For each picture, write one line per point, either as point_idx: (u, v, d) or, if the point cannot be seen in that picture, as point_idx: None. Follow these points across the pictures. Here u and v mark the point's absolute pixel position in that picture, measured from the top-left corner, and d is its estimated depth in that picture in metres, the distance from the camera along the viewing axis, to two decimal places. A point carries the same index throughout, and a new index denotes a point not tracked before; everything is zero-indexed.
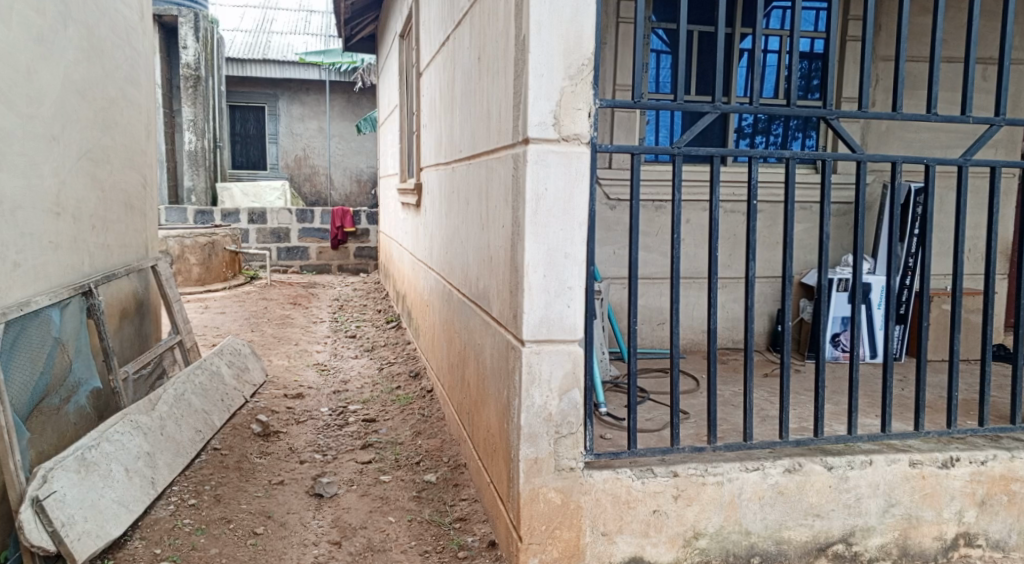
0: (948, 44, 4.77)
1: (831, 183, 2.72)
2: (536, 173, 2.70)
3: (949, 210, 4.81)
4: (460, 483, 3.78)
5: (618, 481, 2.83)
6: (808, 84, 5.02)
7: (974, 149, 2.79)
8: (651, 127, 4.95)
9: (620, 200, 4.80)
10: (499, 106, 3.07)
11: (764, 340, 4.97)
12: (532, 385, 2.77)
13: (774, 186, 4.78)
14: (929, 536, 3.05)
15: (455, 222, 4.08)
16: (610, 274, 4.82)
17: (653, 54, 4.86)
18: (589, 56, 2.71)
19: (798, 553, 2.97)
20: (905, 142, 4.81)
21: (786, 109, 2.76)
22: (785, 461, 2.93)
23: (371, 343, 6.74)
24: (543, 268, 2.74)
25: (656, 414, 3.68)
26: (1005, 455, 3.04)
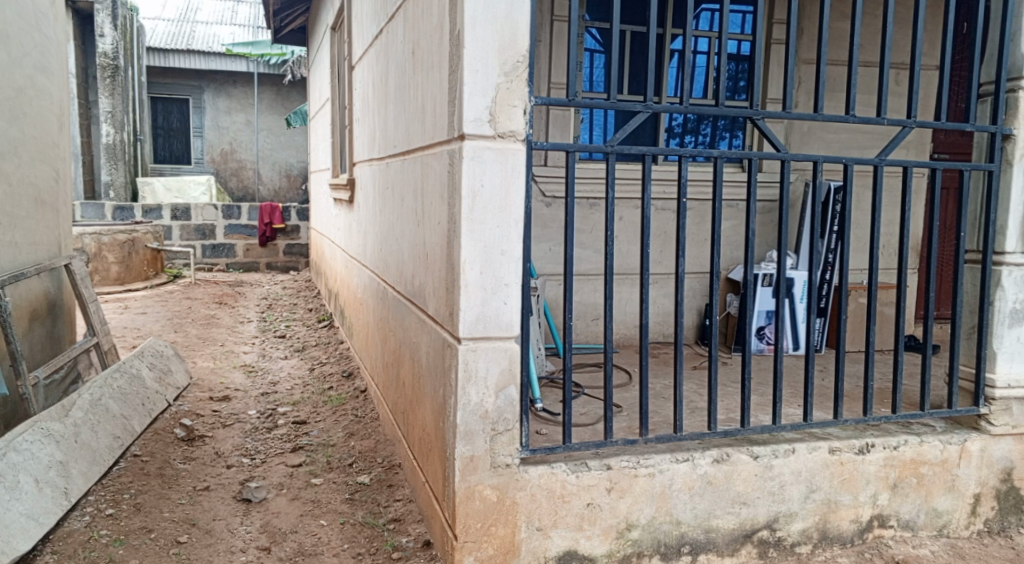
0: (865, 49, 5.01)
1: (757, 180, 2.81)
2: (472, 169, 2.69)
3: (865, 208, 5.04)
4: (395, 484, 3.74)
5: (553, 476, 2.86)
6: (734, 85, 5.18)
7: (889, 150, 2.93)
8: (585, 126, 5.02)
9: (556, 197, 4.84)
10: (434, 101, 3.05)
11: (693, 334, 5.11)
12: (468, 382, 2.77)
13: (702, 184, 4.92)
14: (847, 520, 3.20)
15: (390, 218, 4.03)
16: (547, 270, 4.87)
17: (587, 53, 4.92)
18: (525, 53, 2.72)
19: (725, 540, 3.07)
20: (824, 142, 5.02)
21: (715, 109, 2.84)
22: (713, 452, 3.03)
23: (302, 343, 6.58)
24: (480, 265, 2.74)
25: (591, 408, 3.73)
26: (915, 440, 3.22)
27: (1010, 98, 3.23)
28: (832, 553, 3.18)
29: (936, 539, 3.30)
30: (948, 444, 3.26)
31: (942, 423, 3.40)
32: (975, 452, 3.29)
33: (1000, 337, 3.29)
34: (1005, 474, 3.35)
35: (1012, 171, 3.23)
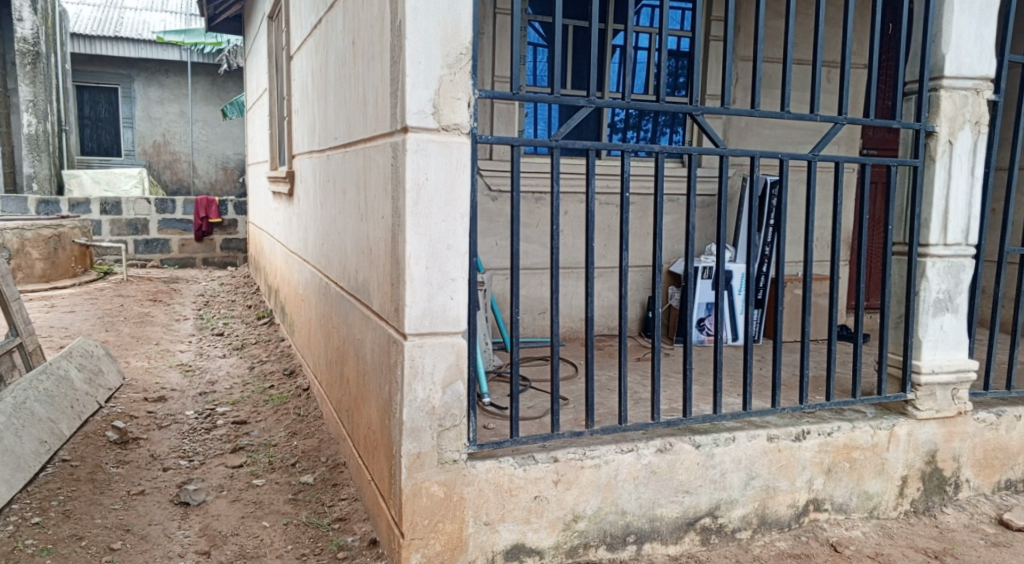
0: (799, 47, 5.15)
1: (697, 175, 2.86)
2: (416, 162, 2.66)
3: (800, 202, 5.20)
4: (340, 483, 3.68)
5: (500, 470, 2.86)
6: (674, 81, 5.26)
7: (822, 145, 3.02)
8: (530, 120, 5.03)
9: (502, 191, 4.83)
10: (376, 92, 3.00)
11: (637, 326, 5.18)
12: (414, 378, 2.74)
13: (645, 179, 4.99)
14: (785, 504, 3.30)
15: (332, 212, 3.95)
16: (493, 265, 4.86)
17: (530, 47, 4.92)
18: (468, 46, 2.71)
19: (669, 529, 3.13)
20: (761, 138, 5.15)
21: (657, 105, 2.88)
22: (657, 442, 3.08)
23: (241, 341, 6.41)
24: (425, 260, 2.72)
25: (538, 401, 3.74)
26: (848, 426, 3.35)
27: (933, 96, 3.36)
28: (770, 537, 3.28)
29: (867, 520, 3.43)
30: (879, 429, 3.39)
31: (873, 409, 3.54)
32: (903, 436, 3.43)
33: (925, 326, 3.44)
34: (930, 457, 3.50)
35: (935, 166, 3.37)
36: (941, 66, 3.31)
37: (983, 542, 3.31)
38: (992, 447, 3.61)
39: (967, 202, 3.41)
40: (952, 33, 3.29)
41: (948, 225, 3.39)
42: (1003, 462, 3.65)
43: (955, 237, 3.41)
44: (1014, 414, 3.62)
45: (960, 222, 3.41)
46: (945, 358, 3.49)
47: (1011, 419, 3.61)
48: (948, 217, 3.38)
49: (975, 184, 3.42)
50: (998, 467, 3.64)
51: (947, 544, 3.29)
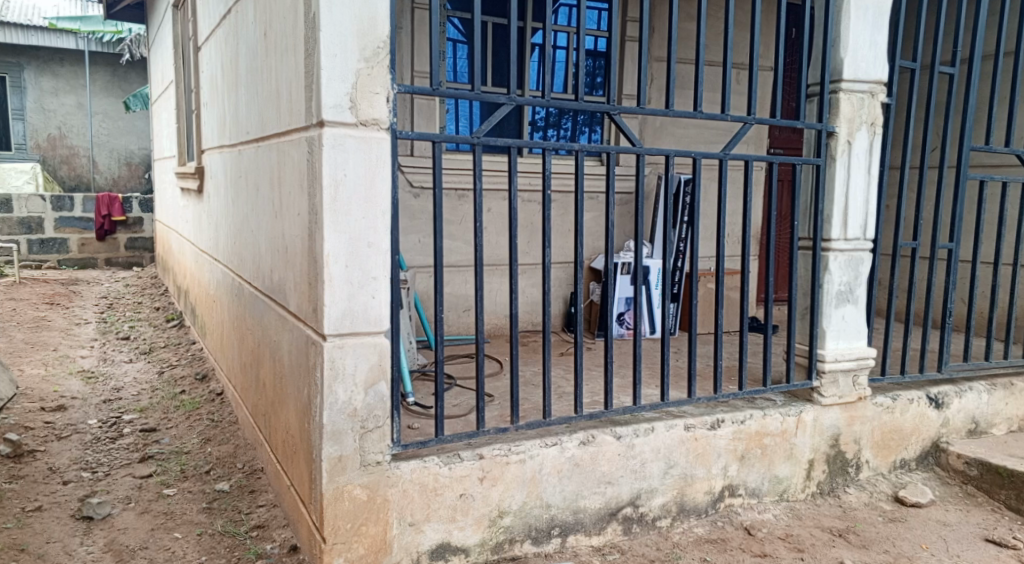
0: (710, 49, 5.33)
1: (615, 173, 2.91)
2: (334, 157, 2.60)
3: (713, 199, 5.38)
4: (257, 489, 3.57)
5: (425, 470, 2.84)
6: (592, 81, 5.35)
7: (732, 144, 3.14)
8: (451, 116, 5.00)
9: (424, 187, 4.78)
10: (290, 85, 2.91)
11: (560, 321, 5.23)
12: (335, 380, 2.68)
13: (566, 176, 5.05)
14: (702, 491, 3.41)
15: (244, 209, 3.81)
16: (416, 263, 4.81)
17: (450, 42, 4.89)
18: (385, 39, 2.67)
19: (593, 520, 3.18)
20: (675, 137, 5.30)
21: (575, 103, 2.91)
22: (580, 435, 3.13)
23: (149, 345, 6.11)
24: (345, 258, 2.66)
25: (463, 399, 3.72)
26: (759, 414, 3.49)
27: (833, 98, 3.55)
28: (689, 524, 3.39)
29: (777, 503, 3.59)
30: (787, 415, 3.55)
31: (782, 396, 3.70)
32: (809, 422, 3.61)
33: (829, 316, 3.63)
34: (834, 440, 3.69)
35: (836, 165, 3.56)
36: (840, 70, 3.50)
37: (882, 518, 3.55)
38: (890, 429, 3.83)
39: (865, 200, 3.62)
40: (849, 39, 3.48)
41: (848, 221, 3.58)
42: (899, 442, 3.88)
43: (855, 232, 3.61)
44: (908, 397, 3.86)
45: (859, 218, 3.61)
46: (847, 347, 3.69)
47: (906, 402, 3.84)
48: (848, 213, 3.58)
49: (872, 182, 3.62)
50: (895, 447, 3.87)
51: (850, 523, 3.50)
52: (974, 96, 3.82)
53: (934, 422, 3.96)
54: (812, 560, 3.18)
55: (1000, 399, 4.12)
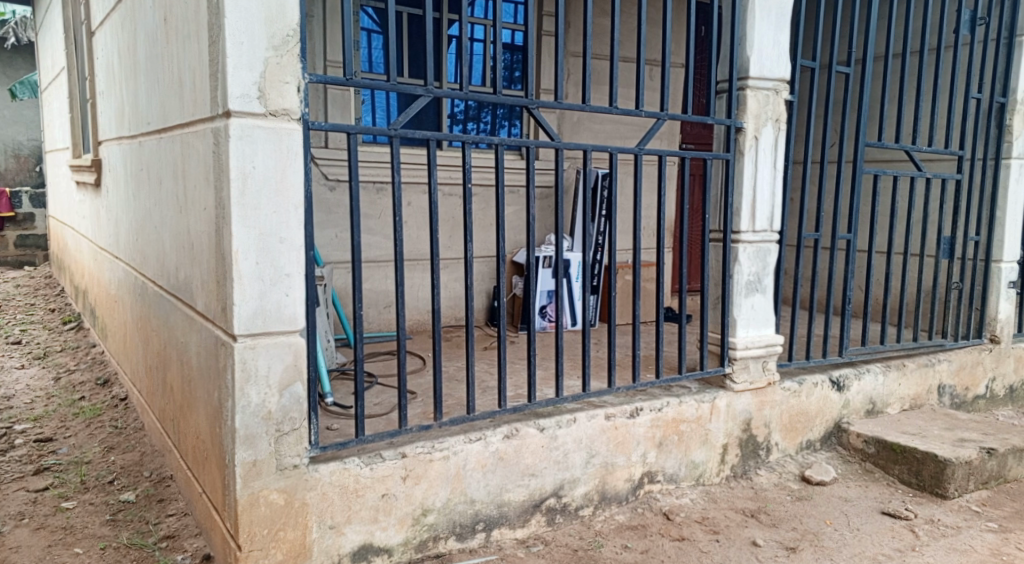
0: (624, 46, 5.43)
1: (535, 167, 2.92)
2: (241, 149, 2.50)
3: (629, 193, 5.49)
4: (166, 498, 3.40)
5: (345, 471, 2.78)
6: (510, 75, 5.35)
7: (646, 139, 3.20)
8: (367, 107, 4.89)
9: (339, 180, 4.66)
10: (193, 74, 2.78)
11: (483, 315, 5.21)
12: (247, 382, 2.58)
13: (486, 170, 5.04)
14: (622, 479, 3.48)
15: (146, 204, 3.62)
16: (333, 259, 4.69)
17: (364, 32, 4.78)
18: (294, 27, 2.58)
19: (517, 513, 3.19)
20: (592, 132, 5.37)
21: (493, 97, 2.90)
22: (503, 428, 3.13)
23: (43, 350, 5.71)
24: (255, 255, 2.56)
25: (384, 397, 3.65)
26: (675, 401, 3.59)
27: (740, 95, 3.68)
28: (610, 511, 3.45)
29: (694, 487, 3.71)
30: (701, 402, 3.67)
31: (696, 383, 3.82)
32: (722, 407, 3.74)
33: (738, 305, 3.77)
34: (745, 425, 3.84)
35: (743, 160, 3.70)
36: (747, 68, 3.63)
37: (789, 497, 3.72)
38: (796, 412, 4.02)
39: (771, 193, 3.77)
40: (754, 38, 3.61)
41: (755, 213, 3.73)
42: (805, 424, 4.07)
43: (761, 224, 3.76)
44: (813, 381, 4.06)
45: (765, 210, 3.76)
46: (756, 335, 3.84)
47: (810, 386, 4.04)
48: (755, 206, 3.72)
49: (777, 176, 3.78)
50: (801, 429, 4.06)
51: (760, 503, 3.65)
52: (868, 95, 4.04)
53: (835, 404, 4.18)
54: (727, 541, 3.30)
55: (894, 380, 4.39)
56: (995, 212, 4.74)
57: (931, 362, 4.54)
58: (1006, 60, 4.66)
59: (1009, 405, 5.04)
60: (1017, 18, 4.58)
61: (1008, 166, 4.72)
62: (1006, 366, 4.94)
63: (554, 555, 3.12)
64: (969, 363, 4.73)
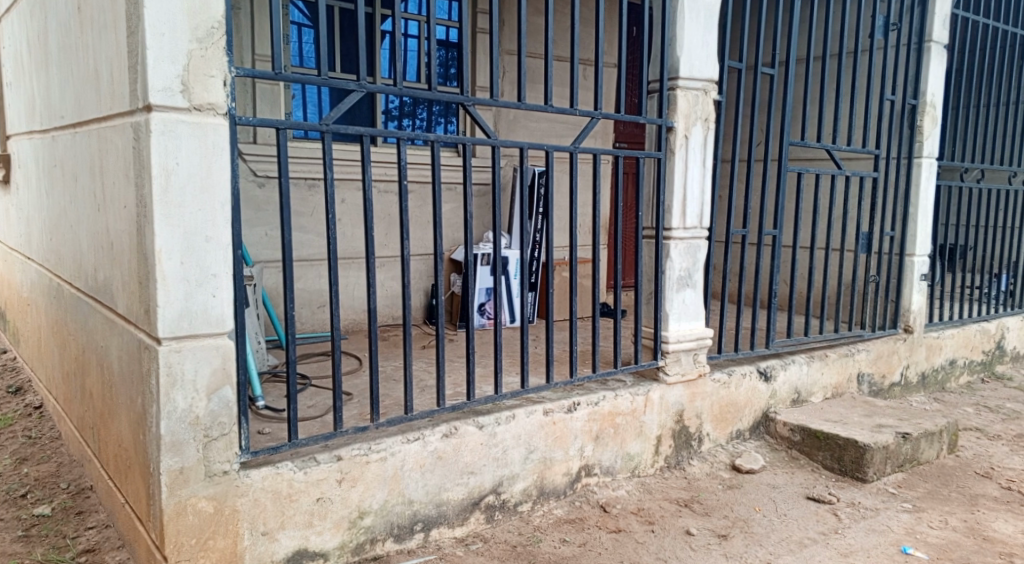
0: (558, 45, 5.47)
1: (471, 164, 2.90)
2: (163, 145, 2.40)
3: (564, 191, 5.53)
4: (85, 510, 3.23)
5: (278, 476, 2.71)
6: (445, 72, 5.32)
7: (581, 138, 3.22)
8: (297, 102, 4.76)
9: (269, 177, 4.52)
10: (110, 65, 2.64)
11: (421, 314, 5.16)
12: (173, 387, 2.48)
13: (421, 167, 4.99)
14: (560, 474, 3.51)
15: (61, 201, 3.43)
16: (263, 257, 4.56)
17: (294, 26, 4.66)
18: (220, 19, 2.48)
19: (455, 512, 3.17)
20: (526, 129, 5.38)
21: (428, 94, 2.87)
22: (442, 427, 3.11)
23: None
24: (180, 254, 2.46)
25: (319, 399, 3.57)
26: (611, 395, 3.64)
27: (671, 95, 3.76)
28: (548, 506, 3.47)
29: (629, 479, 3.77)
30: (636, 395, 3.73)
31: (631, 377, 3.89)
32: (656, 400, 3.81)
33: (670, 300, 3.86)
34: (678, 416, 3.93)
35: (674, 158, 3.78)
36: (677, 68, 3.71)
37: (721, 486, 3.83)
38: (727, 403, 4.14)
39: (700, 191, 3.87)
40: (684, 39, 3.69)
41: (686, 210, 3.81)
42: (734, 415, 4.20)
43: (692, 221, 3.85)
44: (741, 372, 4.18)
45: (695, 208, 3.85)
46: (687, 328, 3.93)
47: (739, 377, 4.17)
48: (685, 203, 3.81)
49: (706, 174, 3.88)
50: (731, 419, 4.18)
51: (693, 493, 3.74)
52: (790, 96, 4.18)
53: (763, 394, 4.32)
54: (662, 531, 3.37)
55: (817, 369, 4.57)
56: (907, 208, 5.00)
57: (850, 352, 4.76)
58: (916, 64, 4.91)
59: (921, 391, 5.32)
60: (925, 24, 4.83)
61: (919, 164, 4.98)
62: (919, 354, 5.20)
63: (493, 552, 3.12)
64: (885, 352, 4.96)
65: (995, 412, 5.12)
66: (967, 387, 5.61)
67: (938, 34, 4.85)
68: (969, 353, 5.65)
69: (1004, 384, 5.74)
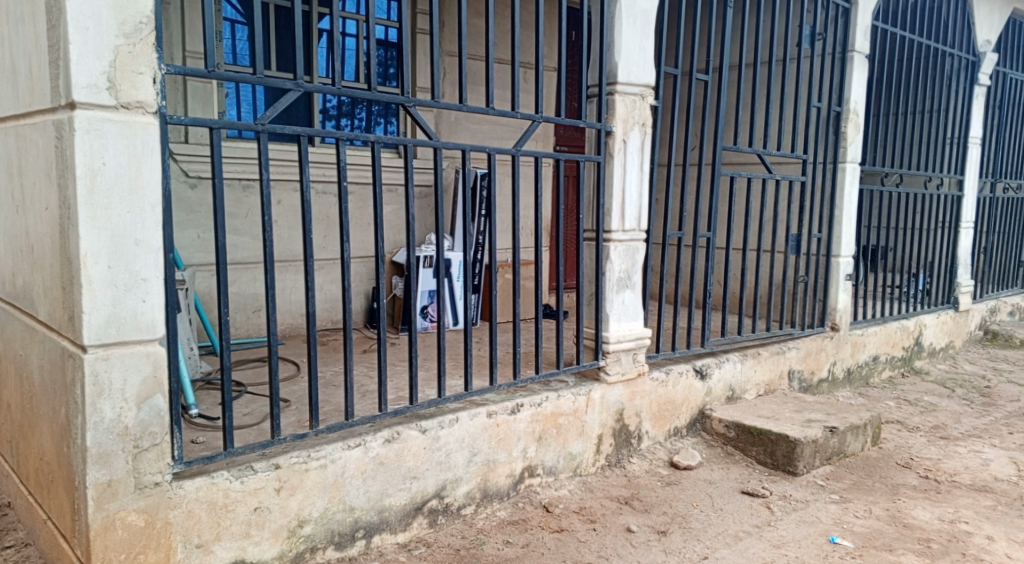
0: (499, 47, 5.48)
1: (413, 166, 2.87)
2: (88, 144, 2.29)
3: (506, 192, 5.54)
4: (3, 529, 3.06)
5: (213, 486, 2.62)
6: (384, 71, 5.26)
7: (523, 140, 3.23)
8: (231, 101, 4.63)
9: (201, 177, 4.39)
10: (29, 60, 2.51)
11: (361, 317, 5.09)
12: (99, 397, 2.37)
13: (360, 168, 4.91)
14: (503, 475, 3.51)
15: None
16: (195, 260, 4.41)
17: (226, 22, 4.53)
18: (148, 14, 2.39)
19: (398, 517, 3.14)
20: (467, 131, 5.36)
21: (368, 94, 2.83)
22: (384, 432, 3.07)
23: None
24: (107, 258, 2.36)
25: (256, 406, 3.47)
26: (554, 396, 3.67)
27: (610, 99, 3.81)
28: (492, 508, 3.47)
29: (572, 478, 3.80)
30: (578, 395, 3.77)
31: (573, 378, 3.93)
32: (597, 399, 3.86)
33: (611, 301, 3.91)
34: (619, 415, 3.98)
35: (613, 162, 3.83)
36: (615, 74, 3.76)
37: (660, 483, 3.91)
38: (665, 401, 4.22)
39: (638, 194, 3.94)
40: (622, 45, 3.75)
41: (624, 213, 3.88)
42: (672, 413, 4.29)
43: (630, 223, 3.92)
44: (679, 371, 4.28)
45: (634, 210, 3.92)
46: (627, 329, 3.99)
47: (676, 376, 4.26)
48: (624, 206, 3.87)
49: (644, 177, 3.95)
50: (669, 417, 4.27)
51: (634, 490, 3.80)
52: (724, 102, 4.31)
53: (700, 392, 4.43)
54: (603, 529, 3.41)
55: (750, 367, 4.72)
56: (833, 212, 5.21)
57: (782, 350, 4.92)
58: (840, 73, 5.13)
59: (847, 386, 5.56)
60: (848, 35, 5.06)
61: (844, 169, 5.20)
62: (845, 350, 5.43)
63: (436, 557, 3.10)
64: (814, 350, 5.16)
65: (915, 405, 5.39)
66: (889, 381, 5.88)
67: (860, 45, 5.08)
68: (891, 349, 5.92)
69: (922, 378, 6.04)
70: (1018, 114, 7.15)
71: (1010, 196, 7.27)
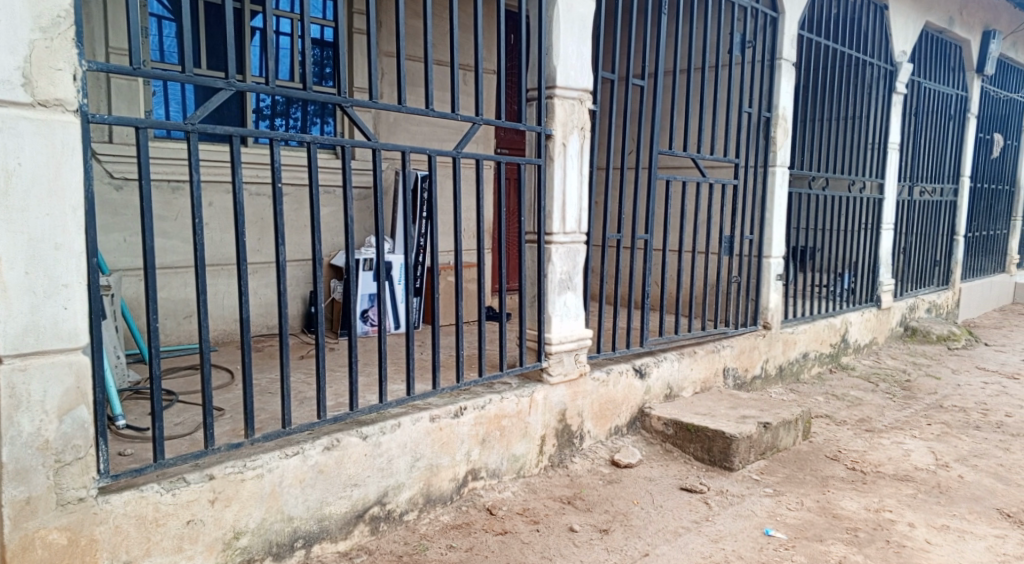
0: (437, 49, 5.46)
1: (352, 167, 2.82)
2: (2, 143, 2.18)
3: (446, 194, 5.52)
4: None
5: (142, 500, 2.52)
6: (321, 71, 5.19)
7: (464, 142, 3.21)
8: (158, 100, 4.47)
9: (127, 179, 4.23)
10: None
11: (299, 322, 4.98)
12: (16, 409, 2.25)
13: (297, 169, 4.81)
14: (446, 480, 3.48)
15: None
16: (121, 266, 4.23)
17: (153, 18, 4.37)
18: (67, 8, 2.27)
19: (338, 525, 3.07)
20: (407, 133, 5.32)
21: (302, 94, 2.76)
22: (323, 440, 3.00)
23: None
24: (24, 264, 2.24)
25: (187, 416, 3.35)
26: (497, 398, 3.66)
27: (549, 103, 3.84)
28: (435, 513, 3.44)
29: (515, 480, 3.80)
30: (521, 396, 3.78)
31: (516, 379, 3.93)
32: (540, 400, 3.87)
33: (553, 303, 3.93)
34: (561, 415, 4.00)
35: (554, 165, 3.86)
36: (554, 77, 3.78)
37: (601, 482, 3.95)
38: (606, 400, 4.27)
39: (578, 197, 3.97)
40: (559, 49, 3.77)
41: (565, 216, 3.90)
42: (613, 411, 4.34)
43: (572, 225, 3.95)
44: (619, 371, 4.33)
45: (574, 212, 3.95)
46: (568, 330, 4.02)
47: (617, 375, 4.31)
48: (565, 208, 3.90)
49: (584, 180, 3.98)
50: (610, 416, 4.32)
51: (576, 490, 3.83)
52: (660, 106, 4.38)
53: (639, 390, 4.50)
54: (546, 529, 3.42)
55: (687, 365, 4.82)
56: (764, 214, 5.37)
57: (717, 348, 5.05)
58: (769, 79, 5.30)
59: (779, 382, 5.73)
60: (776, 44, 5.23)
61: (774, 172, 5.35)
62: (776, 348, 5.60)
63: None
64: (747, 347, 5.31)
65: (842, 399, 5.60)
66: (817, 377, 6.10)
67: (788, 53, 5.26)
68: (819, 346, 6.14)
69: (848, 373, 6.28)
70: (931, 121, 7.51)
71: (925, 199, 7.64)
